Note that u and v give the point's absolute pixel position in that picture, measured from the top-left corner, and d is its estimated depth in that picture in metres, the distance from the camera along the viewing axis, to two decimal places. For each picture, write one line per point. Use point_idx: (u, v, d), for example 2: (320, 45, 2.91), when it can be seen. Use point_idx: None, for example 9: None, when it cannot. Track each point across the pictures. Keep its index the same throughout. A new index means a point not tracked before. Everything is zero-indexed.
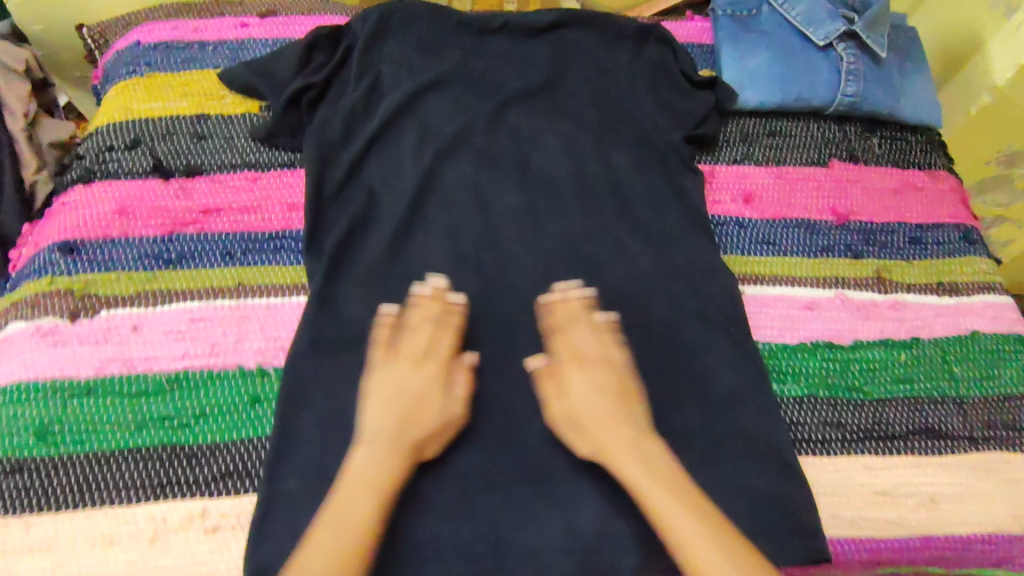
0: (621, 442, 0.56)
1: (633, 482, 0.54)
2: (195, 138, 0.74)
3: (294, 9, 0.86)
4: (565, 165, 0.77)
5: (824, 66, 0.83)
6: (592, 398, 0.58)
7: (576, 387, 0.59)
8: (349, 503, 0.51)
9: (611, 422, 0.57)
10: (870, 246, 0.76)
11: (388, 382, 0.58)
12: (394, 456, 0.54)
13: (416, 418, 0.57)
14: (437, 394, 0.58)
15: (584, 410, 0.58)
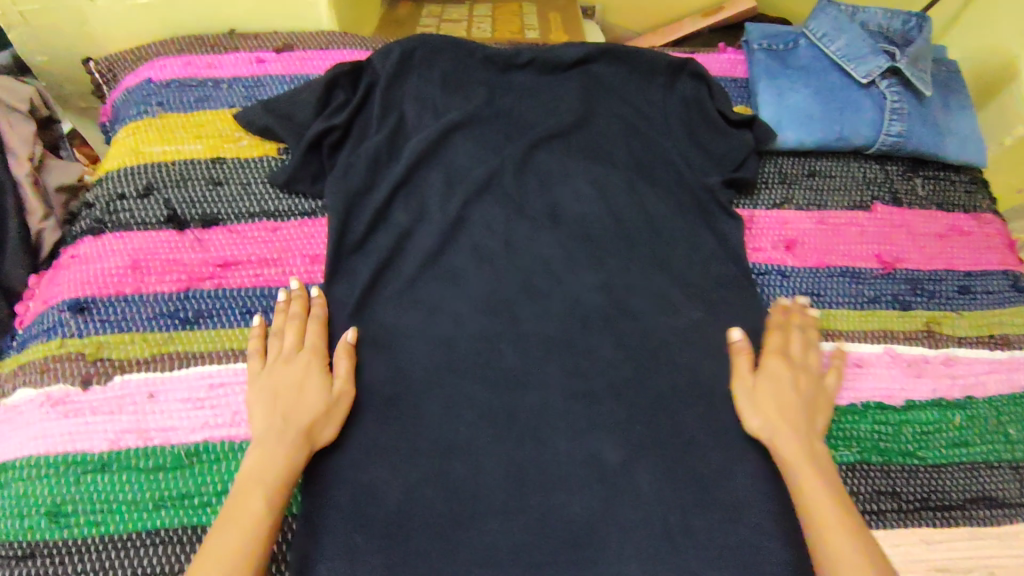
0: (789, 429, 0.58)
1: (791, 465, 0.56)
2: (212, 185, 0.70)
3: (311, 44, 0.83)
4: (599, 209, 0.73)
5: (865, 104, 0.79)
6: (799, 392, 0.61)
7: (773, 373, 0.62)
8: (243, 501, 0.49)
9: (793, 409, 0.60)
10: (917, 296, 0.73)
11: (284, 375, 0.58)
12: (285, 451, 0.53)
13: (298, 412, 0.56)
14: (317, 387, 0.58)
15: (775, 398, 0.60)
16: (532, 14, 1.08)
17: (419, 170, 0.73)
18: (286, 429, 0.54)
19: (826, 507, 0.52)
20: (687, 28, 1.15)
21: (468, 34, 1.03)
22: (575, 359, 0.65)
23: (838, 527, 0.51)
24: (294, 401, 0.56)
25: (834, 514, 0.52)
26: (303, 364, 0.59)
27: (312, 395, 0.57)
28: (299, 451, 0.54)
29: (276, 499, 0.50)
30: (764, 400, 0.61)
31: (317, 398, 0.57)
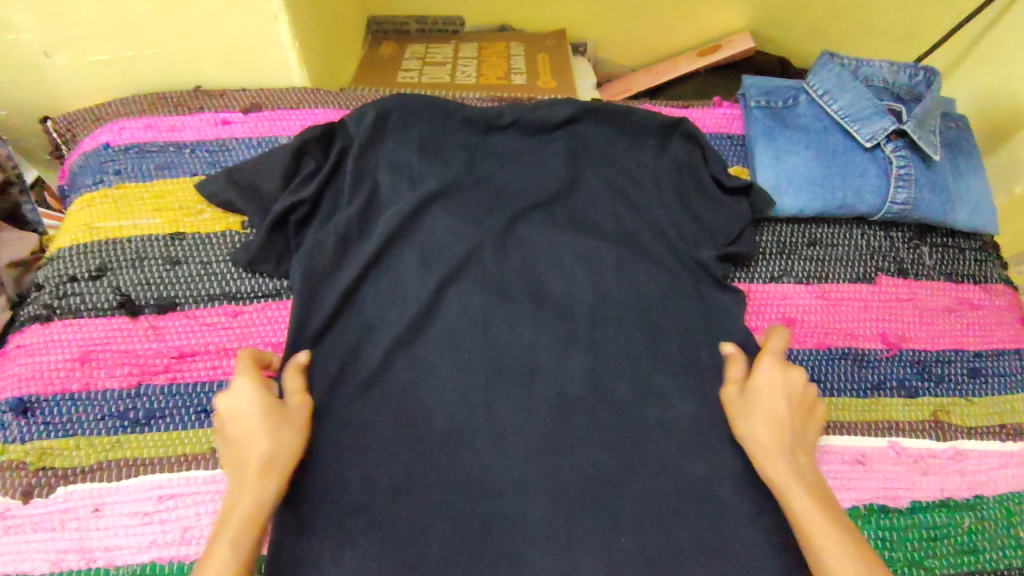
0: (776, 447, 0.56)
1: (778, 483, 0.55)
2: (169, 264, 0.66)
3: (281, 102, 0.78)
4: (585, 288, 0.69)
5: (870, 169, 0.75)
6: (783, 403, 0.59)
7: (756, 390, 0.60)
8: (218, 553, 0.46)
9: (781, 426, 0.57)
10: (923, 380, 0.68)
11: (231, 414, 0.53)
12: (244, 503, 0.48)
13: (250, 455, 0.51)
14: (265, 420, 0.52)
15: (763, 415, 0.58)
16: (520, 55, 1.03)
17: (394, 246, 0.68)
18: (242, 477, 0.50)
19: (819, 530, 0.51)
20: (683, 66, 1.10)
21: (452, 78, 0.98)
22: (558, 459, 0.60)
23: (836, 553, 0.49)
24: (245, 447, 0.51)
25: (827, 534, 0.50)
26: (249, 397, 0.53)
27: (257, 433, 0.51)
28: (258, 501, 0.49)
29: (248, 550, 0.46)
30: (752, 417, 0.59)
31: (268, 435, 0.52)
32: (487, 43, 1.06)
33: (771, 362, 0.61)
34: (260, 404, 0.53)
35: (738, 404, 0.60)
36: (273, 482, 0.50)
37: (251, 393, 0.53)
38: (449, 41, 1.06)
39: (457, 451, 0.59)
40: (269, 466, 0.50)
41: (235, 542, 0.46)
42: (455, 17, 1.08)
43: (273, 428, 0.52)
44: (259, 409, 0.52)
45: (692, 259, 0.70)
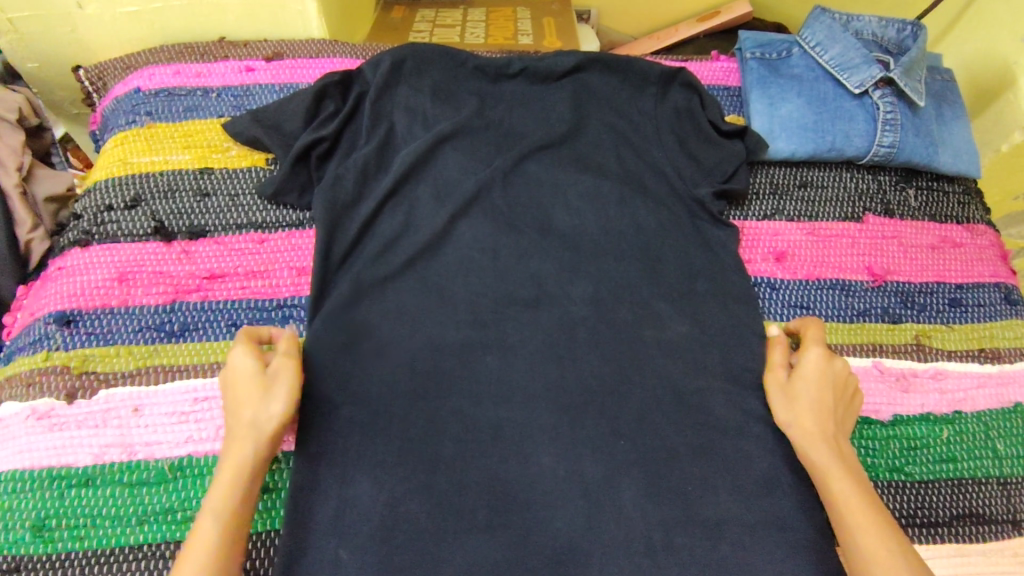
0: (823, 437, 0.58)
1: (823, 472, 0.57)
2: (199, 196, 0.70)
3: (301, 52, 0.82)
4: (589, 223, 0.73)
5: (858, 114, 0.79)
6: (829, 391, 0.61)
7: (805, 381, 0.62)
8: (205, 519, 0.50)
9: (828, 416, 0.60)
10: (907, 308, 0.73)
11: (232, 383, 0.57)
12: (238, 466, 0.53)
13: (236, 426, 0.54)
14: (261, 388, 0.55)
15: (810, 405, 0.60)
16: (526, 19, 1.08)
17: (410, 182, 0.73)
18: (234, 439, 0.54)
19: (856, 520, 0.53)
20: (682, 31, 1.14)
21: (462, 39, 1.03)
22: (562, 371, 0.64)
23: (872, 539, 0.52)
24: (237, 414, 0.55)
25: (863, 517, 0.53)
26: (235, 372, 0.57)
27: (248, 401, 0.55)
28: (249, 464, 0.53)
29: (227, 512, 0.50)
30: (796, 403, 0.61)
31: (257, 401, 0.55)
32: (495, 8, 1.10)
33: (819, 352, 0.63)
34: (250, 378, 0.56)
35: (786, 395, 0.62)
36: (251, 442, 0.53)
37: (244, 362, 0.57)
38: (458, 6, 1.11)
39: (468, 363, 0.64)
40: (259, 430, 0.54)
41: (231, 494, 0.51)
42: None
43: (261, 397, 0.55)
44: (252, 381, 0.56)
45: (689, 195, 0.75)
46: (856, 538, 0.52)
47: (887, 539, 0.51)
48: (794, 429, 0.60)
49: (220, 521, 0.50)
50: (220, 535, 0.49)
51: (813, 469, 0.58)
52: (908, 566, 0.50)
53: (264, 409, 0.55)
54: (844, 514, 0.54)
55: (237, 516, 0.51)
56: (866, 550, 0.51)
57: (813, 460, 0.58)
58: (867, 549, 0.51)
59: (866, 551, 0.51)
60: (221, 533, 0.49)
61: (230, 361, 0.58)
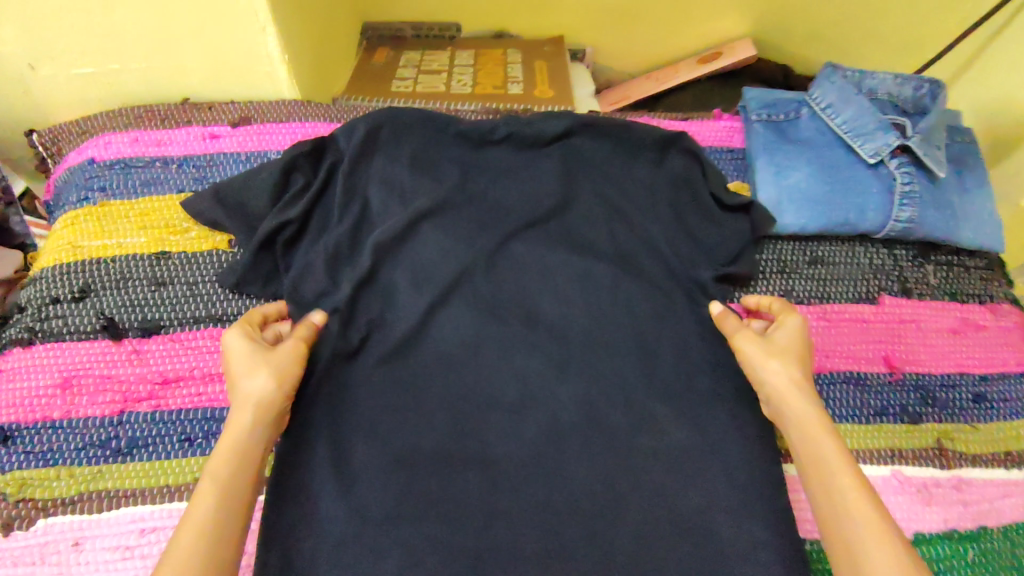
0: (801, 397, 0.55)
1: (802, 425, 0.54)
2: (153, 285, 0.64)
3: (270, 116, 0.76)
4: (579, 309, 0.67)
5: (873, 185, 0.73)
6: (803, 355, 0.58)
7: (784, 342, 0.59)
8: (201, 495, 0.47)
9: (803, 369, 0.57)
10: (926, 406, 0.67)
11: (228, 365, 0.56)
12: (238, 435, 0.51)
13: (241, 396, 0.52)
14: (260, 359, 0.54)
15: (785, 356, 0.57)
16: (517, 62, 1.01)
17: (385, 266, 0.68)
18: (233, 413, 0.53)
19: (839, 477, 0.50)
20: (682, 73, 1.07)
21: (447, 86, 0.96)
22: (550, 487, 0.59)
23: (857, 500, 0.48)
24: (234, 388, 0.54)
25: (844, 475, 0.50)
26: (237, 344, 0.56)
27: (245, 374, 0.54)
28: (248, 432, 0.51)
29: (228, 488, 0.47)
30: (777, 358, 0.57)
31: (253, 372, 0.54)
32: (483, 50, 1.04)
33: (796, 318, 0.61)
34: (247, 351, 0.55)
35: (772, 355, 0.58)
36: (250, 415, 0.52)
37: (240, 338, 0.56)
38: (445, 48, 1.05)
39: (446, 476, 0.59)
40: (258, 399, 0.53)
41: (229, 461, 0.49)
42: (452, 23, 1.07)
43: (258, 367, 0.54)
44: (247, 354, 0.55)
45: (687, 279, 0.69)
46: (841, 497, 0.49)
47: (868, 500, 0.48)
48: (771, 388, 0.57)
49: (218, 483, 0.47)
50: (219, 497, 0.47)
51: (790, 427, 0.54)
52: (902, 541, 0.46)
53: (257, 381, 0.53)
54: (827, 478, 0.50)
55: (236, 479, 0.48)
56: (854, 512, 0.48)
57: (792, 415, 0.55)
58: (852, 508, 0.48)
59: (851, 513, 0.48)
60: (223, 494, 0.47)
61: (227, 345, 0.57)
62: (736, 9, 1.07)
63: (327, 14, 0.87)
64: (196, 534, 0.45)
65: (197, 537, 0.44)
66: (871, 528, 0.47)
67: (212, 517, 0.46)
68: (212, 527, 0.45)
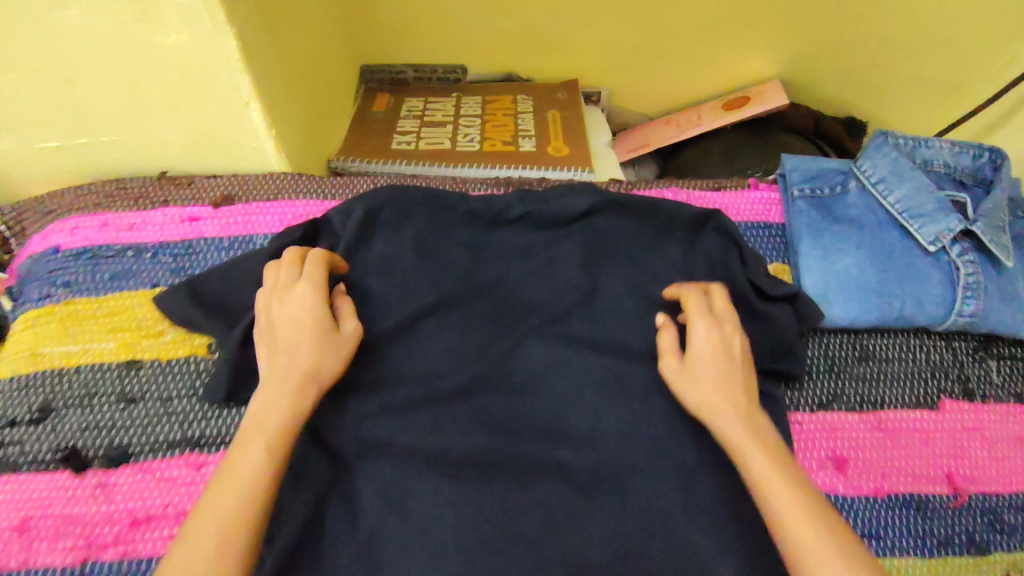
0: (735, 413, 0.52)
1: (737, 451, 0.50)
2: (122, 403, 0.57)
3: (257, 192, 0.67)
4: (608, 426, 0.58)
5: (932, 274, 0.65)
6: (730, 364, 0.54)
7: (697, 355, 0.55)
8: (244, 459, 0.45)
9: (726, 387, 0.53)
10: (997, 533, 0.60)
11: (281, 316, 0.53)
12: (282, 415, 0.48)
13: (300, 365, 0.51)
14: (326, 333, 0.53)
15: (703, 377, 0.54)
16: (528, 112, 0.94)
17: (384, 374, 0.59)
18: (282, 386, 0.50)
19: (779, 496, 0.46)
20: (706, 120, 0.99)
21: (453, 141, 0.88)
22: None
23: (794, 518, 0.44)
24: (292, 360, 0.51)
25: (786, 493, 0.46)
26: (300, 305, 0.54)
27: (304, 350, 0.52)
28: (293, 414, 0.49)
29: (275, 461, 0.46)
30: (699, 383, 0.54)
31: (317, 353, 0.52)
32: (492, 98, 0.96)
33: (704, 322, 0.56)
34: (312, 322, 0.53)
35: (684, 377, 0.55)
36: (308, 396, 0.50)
37: (311, 306, 0.54)
38: (450, 94, 0.97)
39: None
40: (314, 381, 0.51)
41: (270, 445, 0.47)
42: (458, 65, 1.00)
43: (323, 346, 0.53)
44: (313, 326, 0.53)
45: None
46: (781, 517, 0.45)
47: (808, 513, 0.44)
48: (702, 406, 0.53)
49: (256, 468, 0.45)
50: (256, 486, 0.44)
51: (729, 449, 0.51)
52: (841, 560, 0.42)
53: (329, 357, 0.53)
54: (768, 502, 0.46)
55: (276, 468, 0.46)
56: (796, 534, 0.44)
57: (726, 430, 0.51)
58: (789, 523, 0.44)
59: (788, 521, 0.44)
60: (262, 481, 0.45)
61: (287, 303, 0.54)
62: (766, 50, 0.99)
63: (323, 68, 0.79)
64: (230, 526, 0.42)
65: (235, 513, 0.43)
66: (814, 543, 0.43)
67: (250, 505, 0.44)
68: (250, 520, 0.43)
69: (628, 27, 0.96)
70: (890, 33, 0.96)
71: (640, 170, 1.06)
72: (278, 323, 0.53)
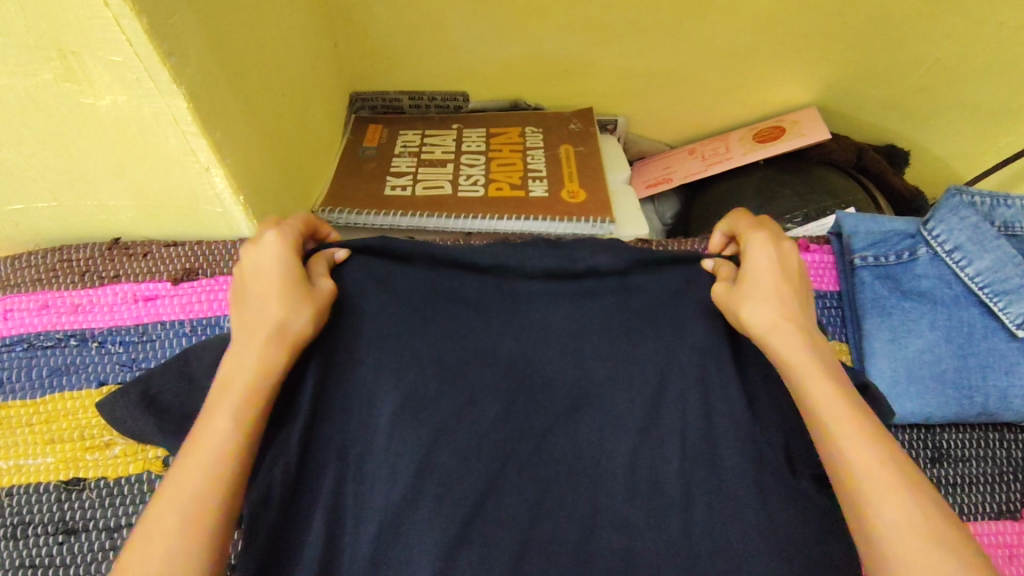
0: (799, 335, 0.46)
1: (796, 371, 0.45)
2: (61, 535, 0.48)
3: (224, 264, 0.58)
4: (646, 544, 0.48)
5: (1022, 362, 0.55)
6: (790, 283, 0.49)
7: (755, 277, 0.49)
8: (210, 427, 0.41)
9: (789, 300, 0.48)
10: None
11: (251, 264, 0.48)
12: (253, 370, 0.44)
13: (266, 319, 0.45)
14: (301, 281, 0.47)
15: (761, 288, 0.48)
16: (538, 147, 0.84)
17: (370, 494, 0.47)
18: (252, 341, 0.44)
19: (841, 420, 0.42)
20: (736, 153, 0.90)
21: (455, 183, 0.78)
22: None
23: (864, 450, 0.40)
24: (260, 313, 0.46)
25: (855, 420, 0.41)
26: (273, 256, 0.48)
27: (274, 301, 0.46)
28: (262, 365, 0.44)
29: (244, 431, 0.42)
30: (759, 299, 0.48)
31: (284, 306, 0.46)
32: (497, 130, 0.86)
33: (762, 242, 0.51)
34: (282, 269, 0.47)
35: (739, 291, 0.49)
36: (280, 352, 0.45)
37: (283, 254, 0.48)
38: (451, 126, 0.86)
39: None
40: (282, 338, 0.45)
41: (235, 410, 0.42)
42: (459, 92, 0.90)
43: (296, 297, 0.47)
44: (283, 276, 0.47)
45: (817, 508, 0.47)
46: (843, 446, 0.41)
47: (879, 447, 0.40)
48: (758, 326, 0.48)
49: (224, 440, 0.41)
50: (226, 451, 0.41)
51: (786, 370, 0.46)
52: (918, 504, 0.37)
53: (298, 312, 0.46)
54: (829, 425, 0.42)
55: (249, 429, 0.42)
56: (857, 459, 0.40)
57: (788, 355, 0.46)
58: (852, 454, 0.40)
59: (856, 456, 0.40)
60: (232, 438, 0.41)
61: (256, 250, 0.48)
62: (802, 75, 0.89)
63: (304, 107, 0.69)
64: (196, 509, 0.38)
65: (207, 484, 0.39)
66: (883, 476, 0.39)
67: (210, 488, 0.39)
68: (217, 500, 0.39)
69: (650, 51, 0.85)
70: (943, 58, 0.85)
71: (661, 206, 0.97)
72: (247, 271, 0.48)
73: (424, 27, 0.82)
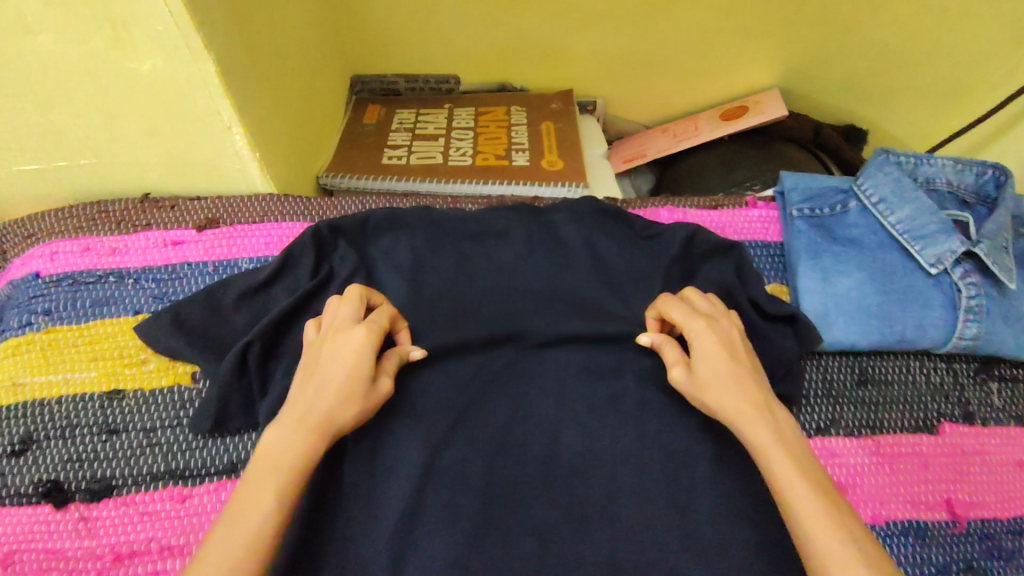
0: (734, 386, 0.50)
1: (731, 417, 0.48)
2: (105, 435, 0.56)
3: (241, 214, 0.66)
4: (602, 446, 0.55)
5: (934, 296, 0.64)
6: (733, 365, 0.51)
7: (704, 362, 0.52)
8: (278, 460, 0.43)
9: (722, 358, 0.52)
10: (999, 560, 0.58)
11: (336, 349, 0.50)
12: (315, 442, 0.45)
13: (323, 404, 0.47)
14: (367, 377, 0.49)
15: (696, 353, 0.52)
16: (521, 124, 0.92)
17: None
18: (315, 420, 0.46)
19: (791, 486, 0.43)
20: (704, 130, 0.98)
21: (444, 154, 0.87)
22: None
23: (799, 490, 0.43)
24: (334, 395, 0.47)
25: (785, 464, 0.44)
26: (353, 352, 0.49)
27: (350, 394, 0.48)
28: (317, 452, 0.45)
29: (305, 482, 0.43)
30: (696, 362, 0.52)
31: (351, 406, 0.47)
32: (484, 109, 0.94)
33: (686, 313, 0.55)
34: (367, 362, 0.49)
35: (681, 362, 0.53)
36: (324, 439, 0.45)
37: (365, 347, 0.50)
38: (442, 105, 0.95)
39: None
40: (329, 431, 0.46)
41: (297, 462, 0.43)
42: (450, 76, 0.99)
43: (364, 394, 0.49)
44: (366, 349, 0.50)
45: None
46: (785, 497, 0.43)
47: (813, 492, 0.42)
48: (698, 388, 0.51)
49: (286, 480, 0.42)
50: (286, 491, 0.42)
51: (747, 447, 0.47)
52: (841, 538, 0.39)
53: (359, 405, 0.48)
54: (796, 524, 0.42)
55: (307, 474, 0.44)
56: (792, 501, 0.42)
57: (720, 404, 0.49)
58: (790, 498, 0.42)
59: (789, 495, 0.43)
60: (303, 457, 0.44)
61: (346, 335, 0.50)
62: (763, 60, 0.97)
63: (311, 84, 0.78)
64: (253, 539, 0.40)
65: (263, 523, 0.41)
66: (816, 519, 0.41)
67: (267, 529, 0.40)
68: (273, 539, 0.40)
69: (622, 38, 0.94)
70: (889, 45, 0.94)
71: (637, 180, 1.04)
72: (333, 350, 0.49)
73: (419, 18, 0.91)
